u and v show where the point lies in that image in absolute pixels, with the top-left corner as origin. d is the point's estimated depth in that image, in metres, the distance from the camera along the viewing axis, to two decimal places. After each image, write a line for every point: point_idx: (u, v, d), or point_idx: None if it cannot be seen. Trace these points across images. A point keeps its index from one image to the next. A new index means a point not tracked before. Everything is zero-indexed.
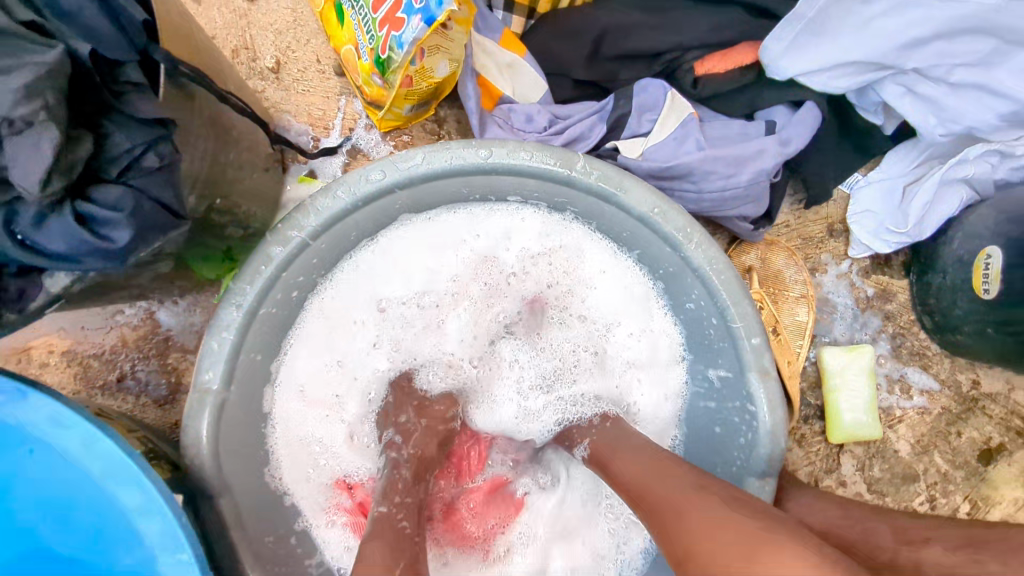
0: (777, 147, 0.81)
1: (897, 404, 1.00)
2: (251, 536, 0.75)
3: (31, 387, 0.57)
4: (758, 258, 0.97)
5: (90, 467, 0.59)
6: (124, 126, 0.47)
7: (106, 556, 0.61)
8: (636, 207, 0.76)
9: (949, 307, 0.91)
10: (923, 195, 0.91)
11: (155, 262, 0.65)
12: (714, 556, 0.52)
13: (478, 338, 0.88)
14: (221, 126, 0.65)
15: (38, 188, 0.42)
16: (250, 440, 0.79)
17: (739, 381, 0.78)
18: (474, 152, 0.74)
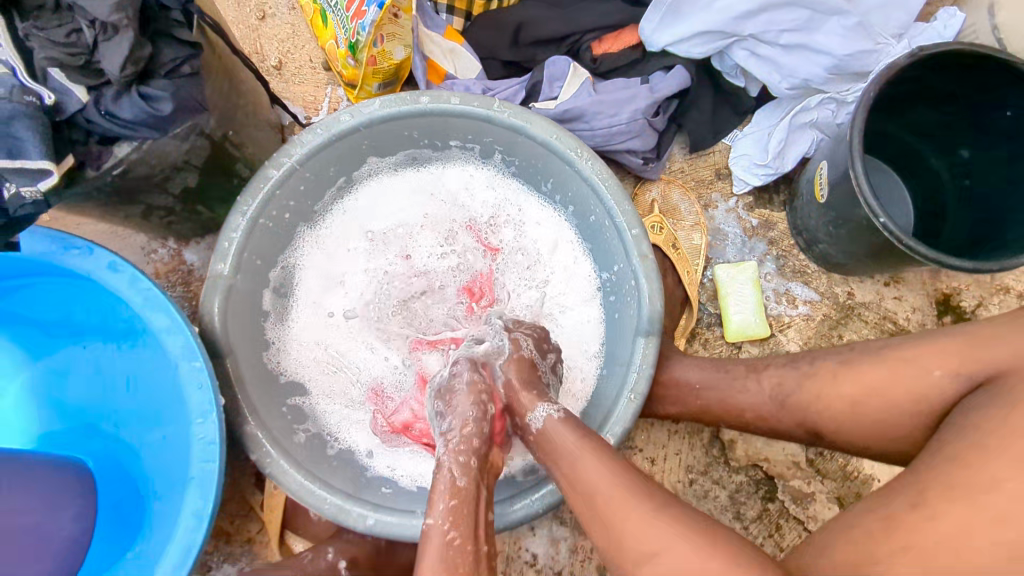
0: (647, 92, 1.12)
1: (785, 312, 1.20)
2: (249, 397, 0.95)
3: (97, 244, 0.82)
4: (658, 194, 1.21)
5: (132, 301, 0.83)
6: (170, 45, 0.74)
7: (161, 420, 0.89)
8: (540, 134, 0.99)
9: (809, 221, 1.14)
10: (779, 136, 1.16)
11: (183, 171, 0.91)
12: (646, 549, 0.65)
13: (443, 261, 1.13)
14: (233, 76, 0.92)
15: (119, 71, 0.69)
16: (252, 327, 1.01)
17: (629, 267, 0.99)
18: (416, 99, 0.98)
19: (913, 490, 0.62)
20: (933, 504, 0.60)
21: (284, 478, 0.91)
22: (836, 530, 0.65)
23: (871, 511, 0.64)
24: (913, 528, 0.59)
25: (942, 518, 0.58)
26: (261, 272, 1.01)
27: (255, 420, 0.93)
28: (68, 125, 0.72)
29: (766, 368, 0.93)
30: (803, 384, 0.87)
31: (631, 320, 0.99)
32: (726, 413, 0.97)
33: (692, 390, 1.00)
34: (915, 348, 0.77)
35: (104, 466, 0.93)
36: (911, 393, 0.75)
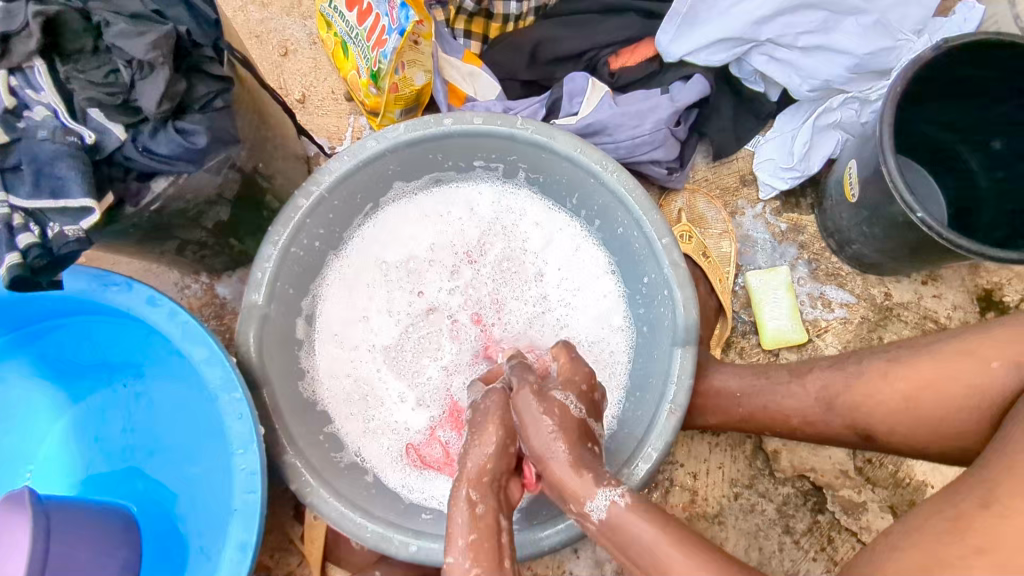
0: (668, 101, 1.12)
1: (821, 316, 1.17)
2: (289, 428, 0.94)
3: (135, 279, 0.83)
4: (684, 203, 1.20)
5: (172, 334, 0.83)
6: (204, 81, 0.76)
7: (205, 440, 0.90)
8: (564, 149, 0.99)
9: (840, 222, 1.13)
10: (803, 138, 1.15)
11: (217, 204, 0.92)
12: None
13: (465, 287, 1.12)
14: (261, 108, 0.94)
15: (155, 108, 0.71)
16: (287, 357, 1.01)
17: (660, 275, 0.98)
18: (439, 121, 0.99)
19: (982, 490, 0.59)
20: (1005, 503, 0.57)
21: (325, 508, 0.90)
22: (895, 528, 0.62)
23: (934, 512, 0.60)
24: (984, 527, 0.56)
25: (1015, 516, 0.55)
26: (294, 301, 1.02)
27: (293, 449, 0.93)
28: (107, 163, 0.74)
29: (811, 371, 0.90)
30: (850, 385, 0.84)
31: (663, 329, 0.99)
32: (773, 420, 0.94)
33: (733, 397, 0.98)
34: (972, 344, 0.75)
35: (141, 507, 0.92)
36: (971, 390, 0.74)
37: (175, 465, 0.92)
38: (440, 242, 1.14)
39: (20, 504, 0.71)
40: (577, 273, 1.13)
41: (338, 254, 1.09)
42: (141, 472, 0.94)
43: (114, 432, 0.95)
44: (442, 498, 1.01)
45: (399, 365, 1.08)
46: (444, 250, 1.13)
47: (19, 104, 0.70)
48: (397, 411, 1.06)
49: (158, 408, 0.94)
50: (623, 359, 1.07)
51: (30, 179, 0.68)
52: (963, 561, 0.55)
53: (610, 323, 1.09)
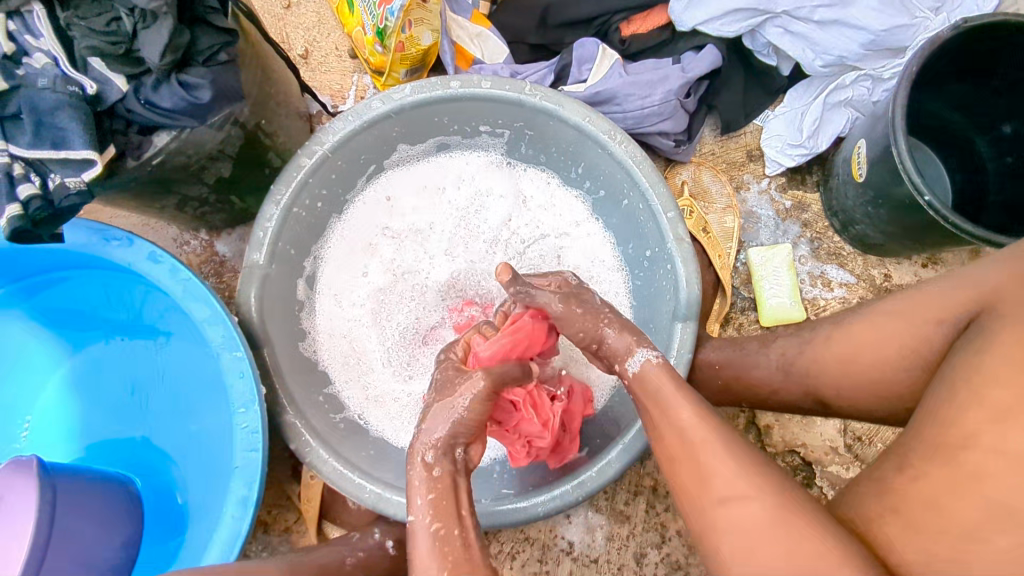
0: (679, 72, 1.09)
1: (820, 295, 1.17)
2: (288, 387, 0.95)
3: (137, 235, 0.82)
4: (690, 176, 1.19)
5: (173, 292, 0.83)
6: (208, 33, 0.73)
7: (205, 399, 0.90)
8: (572, 117, 0.99)
9: (845, 201, 1.12)
10: (812, 115, 1.14)
11: (219, 160, 0.90)
12: (729, 487, 0.58)
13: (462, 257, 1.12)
14: (265, 64, 0.92)
15: (158, 60, 0.69)
16: (289, 316, 1.01)
17: (662, 249, 0.98)
18: (446, 84, 0.98)
19: (896, 457, 0.56)
20: (915, 464, 0.54)
21: (324, 468, 0.91)
22: (840, 498, 0.60)
23: (868, 484, 0.57)
24: (903, 488, 0.54)
25: (924, 475, 0.53)
26: (295, 261, 1.02)
27: (293, 410, 0.93)
28: (109, 115, 0.72)
29: (774, 340, 0.86)
30: (803, 350, 0.81)
31: (663, 302, 0.99)
32: (745, 391, 0.89)
33: (711, 368, 0.93)
34: (908, 301, 0.69)
35: (140, 464, 0.94)
36: (902, 347, 0.69)
37: (174, 425, 0.93)
38: (439, 212, 1.13)
39: (24, 470, 0.72)
40: (576, 246, 1.12)
41: (339, 216, 1.08)
42: (139, 429, 0.95)
43: (113, 388, 0.96)
44: None
45: (400, 331, 1.07)
46: (443, 220, 1.12)
47: (18, 51, 0.68)
48: (395, 376, 1.06)
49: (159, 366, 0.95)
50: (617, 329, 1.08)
51: (30, 127, 0.66)
52: (878, 521, 0.54)
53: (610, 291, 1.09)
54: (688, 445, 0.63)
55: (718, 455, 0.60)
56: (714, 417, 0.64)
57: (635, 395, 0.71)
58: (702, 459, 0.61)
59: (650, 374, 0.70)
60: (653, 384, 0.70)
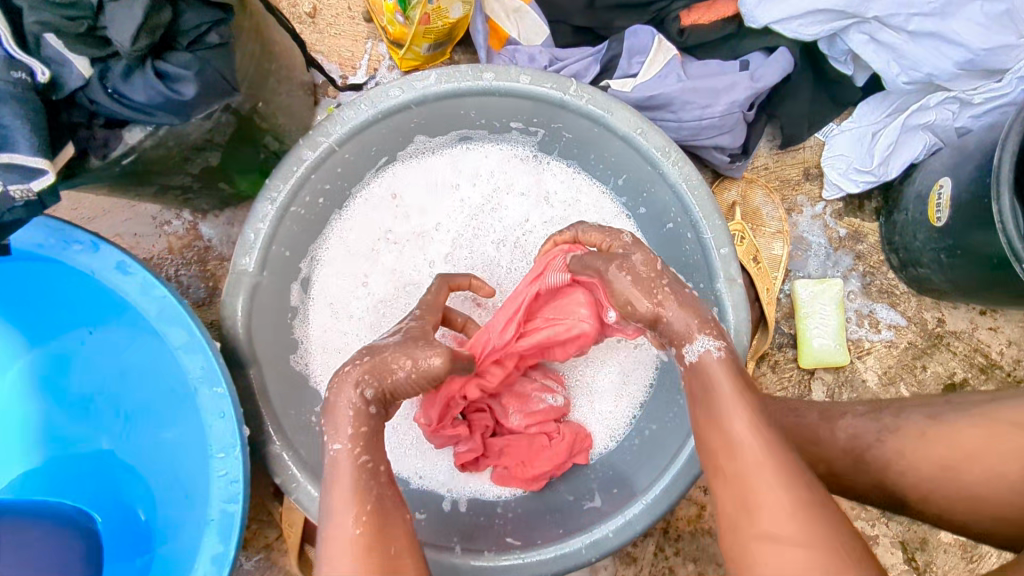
0: (748, 80, 0.95)
1: (866, 336, 1.07)
2: (277, 411, 0.84)
3: (102, 239, 0.70)
4: (739, 194, 1.06)
5: (145, 310, 0.71)
6: (194, 7, 0.58)
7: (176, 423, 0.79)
8: (621, 127, 0.85)
9: (911, 241, 1.00)
10: (887, 139, 1.01)
11: (207, 149, 0.77)
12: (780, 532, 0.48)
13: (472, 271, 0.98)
14: (264, 36, 0.77)
15: (129, 43, 0.55)
16: (280, 328, 0.89)
17: (709, 289, 0.87)
18: (478, 75, 0.84)
19: None
20: None
21: (312, 507, 0.81)
22: None
23: None
24: None
25: None
26: (291, 265, 0.89)
27: (281, 439, 0.83)
28: (68, 105, 0.59)
29: (843, 417, 0.71)
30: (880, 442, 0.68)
31: None
32: None
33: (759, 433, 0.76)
34: None
35: (98, 484, 0.84)
36: None
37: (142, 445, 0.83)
38: (450, 216, 0.98)
39: None
40: None
41: (341, 211, 0.94)
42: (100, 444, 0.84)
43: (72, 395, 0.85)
44: (450, 483, 0.93)
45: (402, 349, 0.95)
46: (453, 226, 0.98)
47: None
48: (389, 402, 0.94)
49: (126, 377, 0.83)
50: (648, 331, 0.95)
51: None
52: None
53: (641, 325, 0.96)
54: (735, 460, 0.52)
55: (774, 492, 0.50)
56: (773, 434, 0.53)
57: (689, 389, 0.59)
58: (752, 483, 0.51)
59: (713, 373, 0.57)
60: (713, 382, 0.56)
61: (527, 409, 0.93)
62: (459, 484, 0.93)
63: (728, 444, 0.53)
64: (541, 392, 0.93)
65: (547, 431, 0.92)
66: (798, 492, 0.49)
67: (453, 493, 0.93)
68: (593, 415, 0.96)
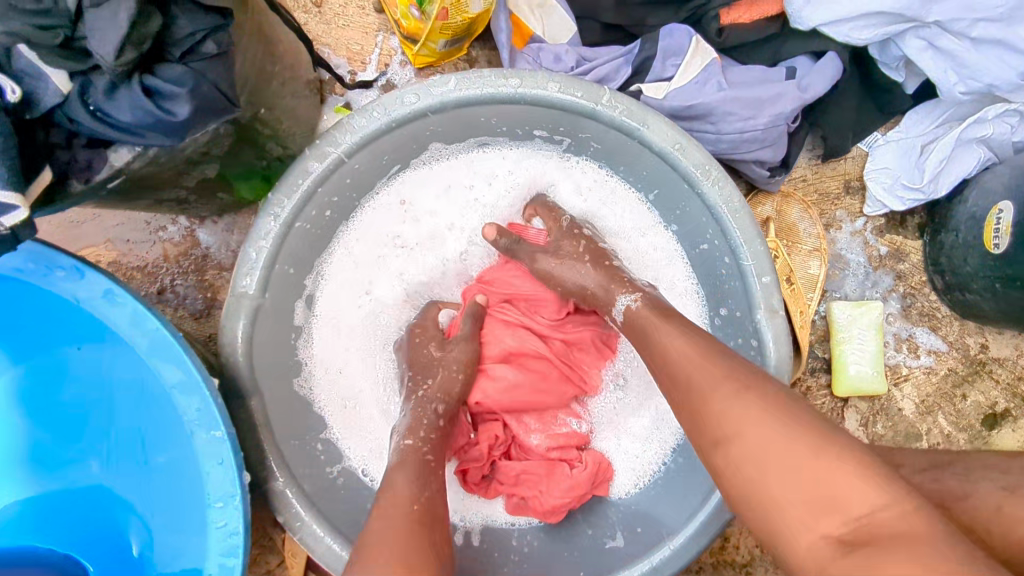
0: (795, 90, 0.87)
1: (904, 362, 1.01)
2: (279, 442, 0.78)
3: (87, 265, 0.63)
4: (774, 209, 0.99)
5: (136, 343, 0.64)
6: (189, 12, 0.51)
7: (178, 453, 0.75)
8: (657, 142, 0.78)
9: (960, 265, 0.93)
10: (939, 154, 0.93)
11: (204, 162, 0.69)
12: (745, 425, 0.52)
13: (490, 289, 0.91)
14: (265, 35, 0.69)
15: (112, 57, 0.47)
16: (282, 351, 0.82)
17: (746, 319, 0.80)
18: (504, 82, 0.77)
19: None
20: None
21: (318, 547, 0.76)
22: None
23: None
24: None
25: None
26: (295, 283, 0.83)
27: (284, 474, 0.77)
28: (43, 124, 0.52)
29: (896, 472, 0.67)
30: None
31: None
32: None
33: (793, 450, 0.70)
34: None
35: (81, 522, 0.78)
36: None
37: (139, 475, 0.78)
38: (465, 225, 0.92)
39: None
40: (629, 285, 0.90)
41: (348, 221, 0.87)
42: (81, 477, 0.79)
43: (49, 422, 0.79)
44: (464, 513, 0.87)
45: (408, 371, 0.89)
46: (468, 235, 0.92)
47: None
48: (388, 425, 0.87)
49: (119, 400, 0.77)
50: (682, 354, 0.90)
51: None
52: None
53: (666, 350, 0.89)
54: (672, 368, 0.62)
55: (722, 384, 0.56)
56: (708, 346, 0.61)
57: (630, 337, 0.71)
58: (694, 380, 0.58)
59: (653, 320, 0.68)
60: (643, 319, 0.69)
61: (550, 431, 0.88)
62: (470, 514, 0.87)
63: (670, 365, 0.62)
64: (565, 416, 0.90)
65: (568, 457, 0.87)
66: (741, 397, 0.54)
67: (466, 524, 0.86)
68: (615, 446, 0.90)
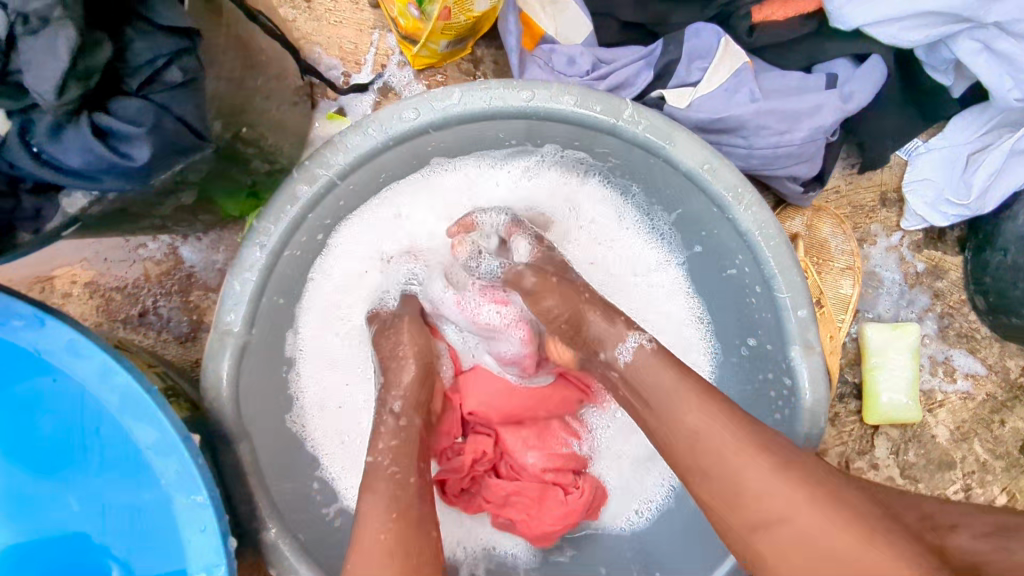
0: (837, 100, 0.79)
1: (939, 387, 0.94)
2: (270, 488, 0.71)
3: (48, 314, 0.57)
4: (804, 225, 0.91)
5: (107, 400, 0.58)
6: (147, 38, 0.47)
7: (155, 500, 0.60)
8: (684, 161, 0.70)
9: (1008, 286, 0.86)
10: (989, 167, 0.85)
11: (178, 190, 0.62)
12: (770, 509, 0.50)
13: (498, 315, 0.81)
14: (244, 45, 0.61)
15: (53, 96, 0.44)
16: (271, 387, 0.76)
17: (779, 354, 0.73)
18: (514, 95, 0.69)
19: None
20: None
21: None
22: None
23: None
24: None
25: None
26: (284, 313, 0.76)
27: (275, 522, 0.70)
28: None
29: (953, 533, 0.64)
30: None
31: (768, 419, 0.75)
32: None
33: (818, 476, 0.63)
34: None
35: None
36: None
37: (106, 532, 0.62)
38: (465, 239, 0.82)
39: None
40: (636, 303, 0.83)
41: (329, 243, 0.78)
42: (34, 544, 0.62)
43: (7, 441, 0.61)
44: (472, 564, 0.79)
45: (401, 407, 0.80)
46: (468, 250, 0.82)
47: None
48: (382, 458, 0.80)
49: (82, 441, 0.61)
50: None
51: None
52: None
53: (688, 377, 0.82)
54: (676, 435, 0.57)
55: (743, 459, 0.53)
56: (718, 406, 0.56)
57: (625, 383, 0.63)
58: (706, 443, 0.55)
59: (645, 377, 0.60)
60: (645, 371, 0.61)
61: (548, 450, 0.80)
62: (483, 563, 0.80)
63: (683, 434, 0.56)
64: (566, 435, 0.82)
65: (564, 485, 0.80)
66: (774, 477, 0.51)
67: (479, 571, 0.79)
68: (619, 470, 0.83)
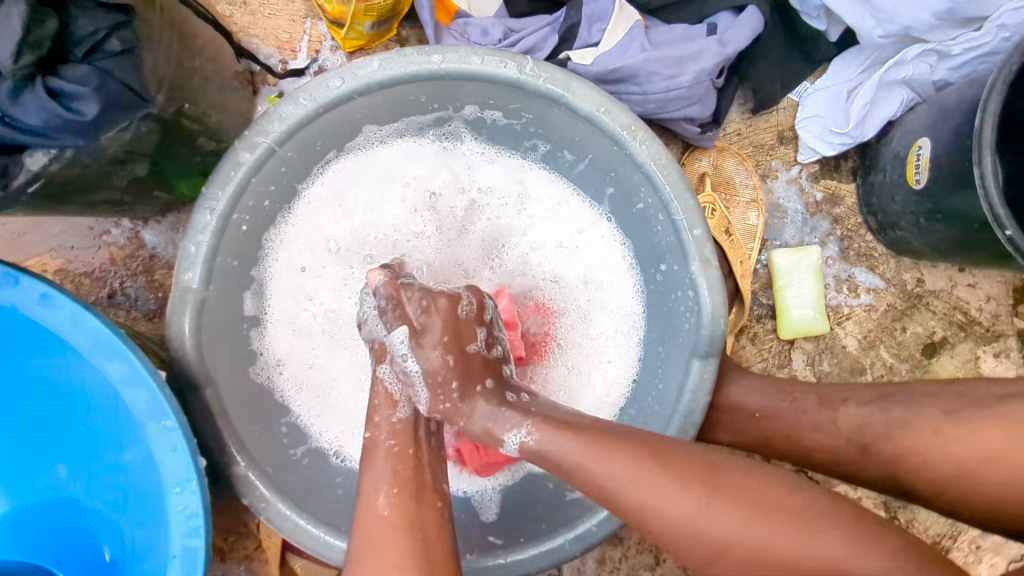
0: (716, 46, 0.90)
1: (845, 302, 1.05)
2: (237, 429, 0.79)
3: (20, 271, 0.64)
4: (711, 164, 1.01)
5: (77, 343, 0.65)
6: (88, 12, 0.56)
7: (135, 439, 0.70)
8: (582, 106, 0.79)
9: (889, 204, 0.96)
10: (863, 98, 0.95)
11: (130, 162, 0.70)
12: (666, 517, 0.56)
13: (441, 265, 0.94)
14: (180, 30, 0.70)
15: (10, 60, 0.53)
16: (232, 341, 0.83)
17: (683, 272, 0.82)
18: (426, 58, 0.77)
19: None
20: None
21: (285, 525, 0.77)
22: None
23: None
24: None
25: None
26: (239, 274, 0.83)
27: (244, 458, 0.78)
28: None
29: (844, 404, 0.74)
30: (890, 435, 0.68)
31: (681, 331, 0.84)
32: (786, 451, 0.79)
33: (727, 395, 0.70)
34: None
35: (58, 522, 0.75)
36: None
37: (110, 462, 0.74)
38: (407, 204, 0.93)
39: None
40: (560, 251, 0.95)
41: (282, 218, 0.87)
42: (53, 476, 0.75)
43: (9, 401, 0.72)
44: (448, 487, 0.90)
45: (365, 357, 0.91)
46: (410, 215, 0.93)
47: None
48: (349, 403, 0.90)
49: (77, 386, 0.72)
50: (618, 325, 0.93)
51: None
52: None
53: (615, 312, 0.93)
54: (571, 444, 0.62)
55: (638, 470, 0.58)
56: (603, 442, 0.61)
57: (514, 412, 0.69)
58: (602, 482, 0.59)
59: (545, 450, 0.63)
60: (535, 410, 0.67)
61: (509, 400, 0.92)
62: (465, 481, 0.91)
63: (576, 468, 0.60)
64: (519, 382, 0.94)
65: None
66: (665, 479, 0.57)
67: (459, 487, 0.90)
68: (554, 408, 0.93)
